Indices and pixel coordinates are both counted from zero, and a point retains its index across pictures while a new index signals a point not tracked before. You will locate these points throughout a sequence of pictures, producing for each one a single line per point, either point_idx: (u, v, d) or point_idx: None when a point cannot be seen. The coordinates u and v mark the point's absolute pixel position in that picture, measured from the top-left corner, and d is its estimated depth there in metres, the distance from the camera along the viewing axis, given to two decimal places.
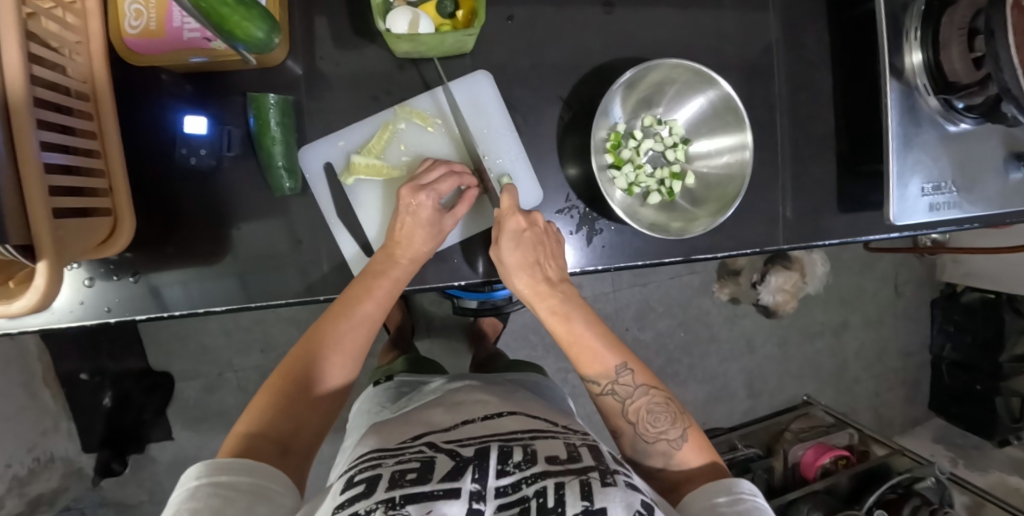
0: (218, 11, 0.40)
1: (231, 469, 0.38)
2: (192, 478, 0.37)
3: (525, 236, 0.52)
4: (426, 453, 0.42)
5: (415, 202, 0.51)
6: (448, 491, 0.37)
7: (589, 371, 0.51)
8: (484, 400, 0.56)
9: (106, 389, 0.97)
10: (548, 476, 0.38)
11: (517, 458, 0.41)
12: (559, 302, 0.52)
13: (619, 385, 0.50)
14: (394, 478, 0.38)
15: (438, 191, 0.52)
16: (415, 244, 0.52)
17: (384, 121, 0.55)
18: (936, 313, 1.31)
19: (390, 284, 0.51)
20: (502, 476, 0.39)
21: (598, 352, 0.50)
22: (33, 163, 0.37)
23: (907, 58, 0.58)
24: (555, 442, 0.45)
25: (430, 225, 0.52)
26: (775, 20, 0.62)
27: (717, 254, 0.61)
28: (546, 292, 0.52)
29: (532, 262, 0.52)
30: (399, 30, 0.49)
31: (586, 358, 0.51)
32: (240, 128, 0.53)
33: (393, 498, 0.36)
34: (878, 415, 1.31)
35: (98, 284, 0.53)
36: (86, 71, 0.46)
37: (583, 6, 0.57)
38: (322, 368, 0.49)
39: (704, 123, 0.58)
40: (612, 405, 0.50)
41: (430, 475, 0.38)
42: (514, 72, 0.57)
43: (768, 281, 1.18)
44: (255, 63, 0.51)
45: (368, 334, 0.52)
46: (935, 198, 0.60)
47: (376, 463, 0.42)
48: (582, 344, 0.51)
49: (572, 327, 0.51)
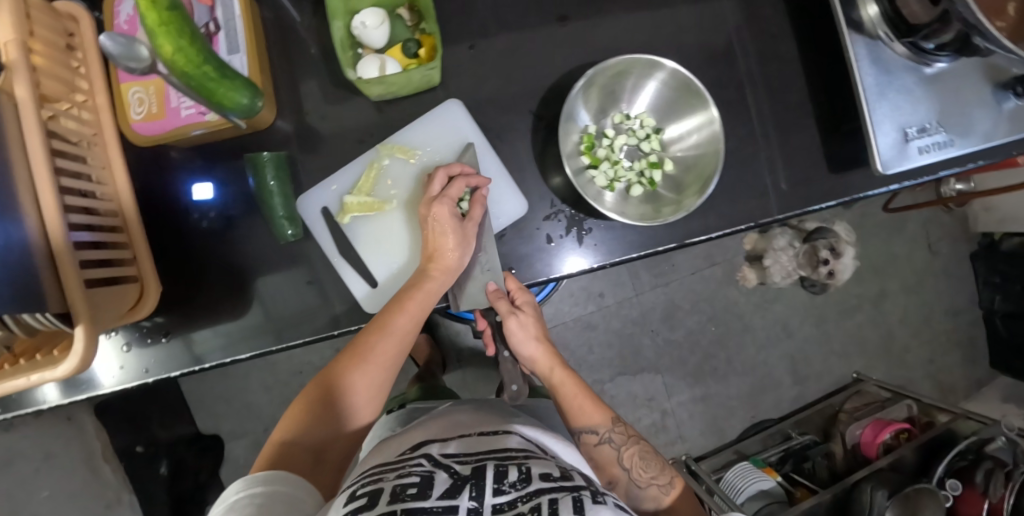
0: (206, 86, 0.46)
1: (265, 481, 0.41)
2: (232, 493, 0.40)
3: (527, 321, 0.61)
4: (426, 467, 0.44)
5: (433, 211, 0.55)
6: (447, 508, 0.37)
7: (584, 423, 0.59)
8: (480, 421, 0.58)
9: (161, 459, 1.02)
10: (543, 493, 0.39)
11: (514, 477, 0.42)
12: (562, 369, 0.61)
13: (613, 434, 0.58)
14: (395, 493, 0.39)
15: (450, 197, 0.55)
16: (446, 256, 0.55)
17: (370, 160, 0.59)
18: (978, 267, 1.23)
19: (421, 297, 0.55)
20: (499, 494, 0.40)
21: (591, 407, 0.59)
22: (60, 238, 0.42)
23: (864, 11, 0.59)
24: (548, 461, 0.47)
25: (456, 229, 0.55)
26: (729, 5, 0.64)
27: (712, 235, 0.62)
28: (551, 359, 0.62)
29: (539, 335, 0.62)
30: (370, 75, 0.53)
31: (581, 411, 0.59)
32: (241, 187, 0.58)
33: (394, 510, 0.36)
34: (940, 383, 1.22)
35: (135, 349, 0.57)
36: (103, 158, 0.52)
37: (538, 25, 0.61)
38: (354, 384, 0.54)
39: (670, 106, 0.60)
40: (607, 452, 0.57)
41: (430, 491, 0.39)
42: (485, 95, 0.60)
43: (846, 252, 1.05)
44: (246, 126, 0.55)
45: (393, 360, 0.56)
46: (922, 141, 0.60)
47: (378, 476, 0.43)
48: (578, 397, 0.60)
49: (570, 383, 0.61)
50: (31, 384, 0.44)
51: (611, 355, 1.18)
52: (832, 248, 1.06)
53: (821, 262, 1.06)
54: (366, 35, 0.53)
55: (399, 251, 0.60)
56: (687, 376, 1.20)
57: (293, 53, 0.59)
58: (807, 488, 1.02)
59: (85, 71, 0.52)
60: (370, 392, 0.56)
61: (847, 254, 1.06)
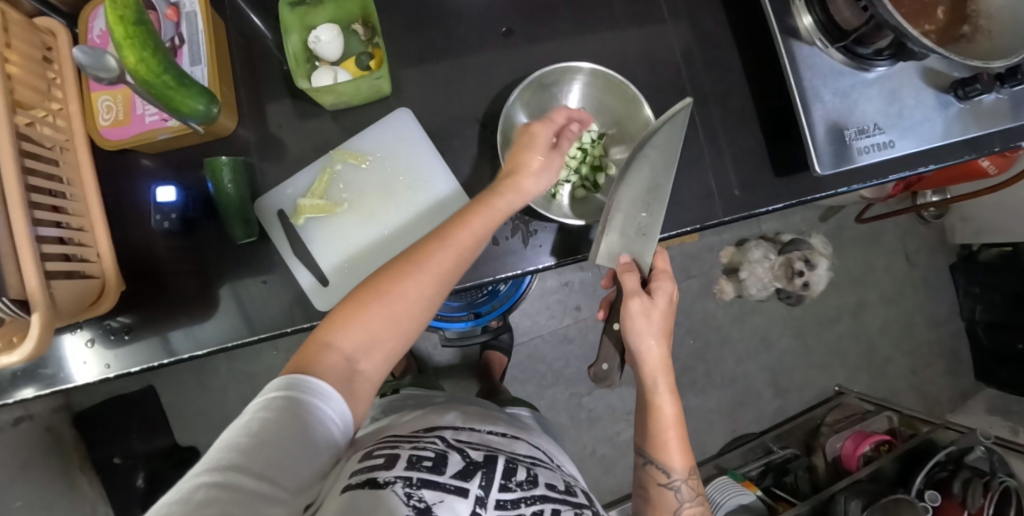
0: (165, 94, 0.49)
1: (305, 387, 0.40)
2: (269, 392, 0.39)
3: (655, 311, 0.53)
4: (441, 446, 0.46)
5: (557, 143, 0.58)
6: (457, 489, 0.41)
7: (665, 461, 0.54)
8: (488, 419, 0.60)
9: (138, 470, 1.05)
10: (545, 501, 0.43)
11: (520, 476, 0.45)
12: (668, 385, 0.53)
13: (683, 487, 0.54)
14: (411, 460, 0.42)
15: (555, 122, 0.58)
16: (526, 181, 0.54)
17: (323, 166, 0.62)
18: (958, 277, 1.22)
19: (488, 213, 0.52)
20: (505, 490, 0.43)
21: (678, 448, 0.54)
22: (23, 230, 0.45)
23: (799, 21, 0.63)
24: (550, 473, 0.50)
25: (545, 151, 0.56)
26: (670, 19, 0.67)
27: (656, 236, 0.64)
28: (665, 367, 0.53)
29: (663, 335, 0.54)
30: (322, 84, 0.56)
31: (664, 447, 0.54)
32: (202, 190, 0.61)
33: (411, 477, 0.39)
34: (924, 395, 1.20)
35: (98, 345, 0.59)
36: (74, 163, 0.55)
37: (487, 38, 0.64)
38: (380, 323, 0.47)
39: (608, 111, 0.63)
40: (667, 499, 0.54)
41: (444, 469, 0.42)
42: (437, 104, 0.63)
43: (820, 264, 1.04)
44: (208, 132, 0.58)
45: (416, 303, 0.49)
46: (857, 143, 0.62)
47: (392, 444, 0.45)
48: (668, 434, 0.54)
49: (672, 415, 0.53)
50: None
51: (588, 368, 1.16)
52: (806, 260, 1.05)
53: (797, 273, 1.04)
54: (320, 48, 0.56)
55: (359, 252, 0.62)
56: None
57: (256, 67, 0.63)
58: (787, 502, 1.00)
59: (60, 82, 0.56)
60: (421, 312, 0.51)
61: (821, 266, 1.04)
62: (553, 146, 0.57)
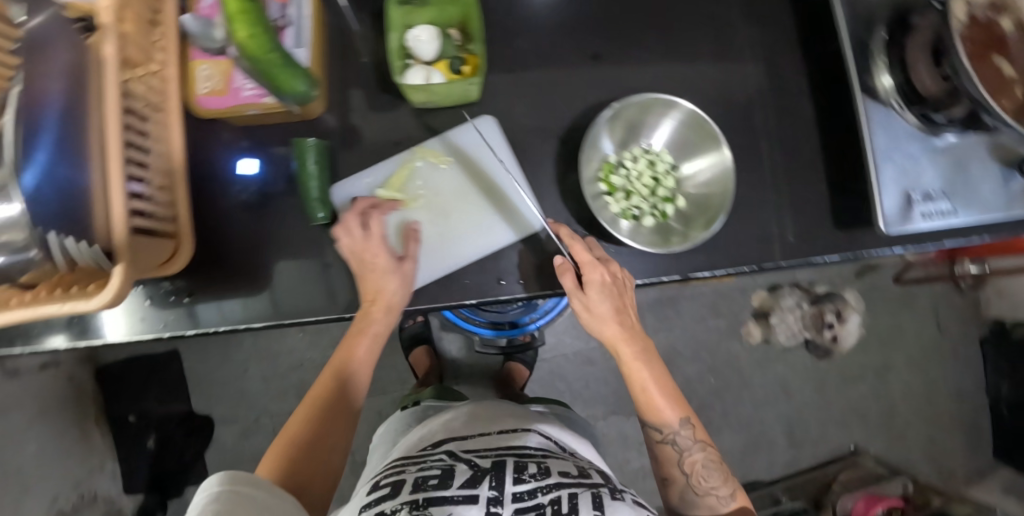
0: (268, 70, 0.51)
1: (245, 480, 0.44)
2: (213, 485, 0.42)
3: (608, 292, 0.58)
4: (446, 461, 0.52)
5: (364, 252, 0.58)
6: (467, 497, 0.44)
7: (653, 418, 0.59)
8: (500, 419, 0.65)
9: (150, 432, 1.09)
10: (561, 487, 0.46)
11: (532, 469, 0.49)
12: (636, 350, 0.60)
13: (680, 437, 0.58)
14: (417, 484, 0.47)
15: (376, 234, 0.58)
16: (387, 292, 0.58)
17: (404, 160, 0.63)
18: (988, 352, 1.21)
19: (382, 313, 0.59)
20: (519, 483, 0.46)
21: (661, 402, 0.59)
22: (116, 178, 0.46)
23: (878, 80, 0.63)
24: (565, 462, 0.53)
25: (388, 265, 0.58)
26: (754, 62, 0.68)
27: (716, 272, 0.64)
28: (625, 339, 0.60)
29: (617, 311, 0.58)
30: (416, 82, 0.57)
31: (651, 407, 0.59)
32: (282, 168, 0.63)
33: (416, 501, 0.43)
34: (939, 466, 1.19)
35: (156, 304, 0.60)
36: (165, 124, 0.56)
37: (574, 58, 0.65)
38: (345, 388, 0.63)
39: (687, 146, 0.64)
40: (670, 453, 0.58)
41: (450, 482, 0.47)
42: (517, 116, 0.64)
43: (850, 319, 1.13)
44: (299, 112, 0.60)
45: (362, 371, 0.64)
46: (925, 208, 0.62)
47: (400, 469, 0.52)
48: (650, 396, 0.59)
49: (642, 376, 0.59)
50: (64, 313, 0.47)
51: (606, 392, 1.17)
52: (837, 314, 1.14)
53: (827, 326, 1.14)
54: (418, 47, 0.57)
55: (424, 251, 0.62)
56: None
57: (347, 57, 0.65)
58: None
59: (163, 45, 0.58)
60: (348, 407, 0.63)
61: (852, 320, 1.14)
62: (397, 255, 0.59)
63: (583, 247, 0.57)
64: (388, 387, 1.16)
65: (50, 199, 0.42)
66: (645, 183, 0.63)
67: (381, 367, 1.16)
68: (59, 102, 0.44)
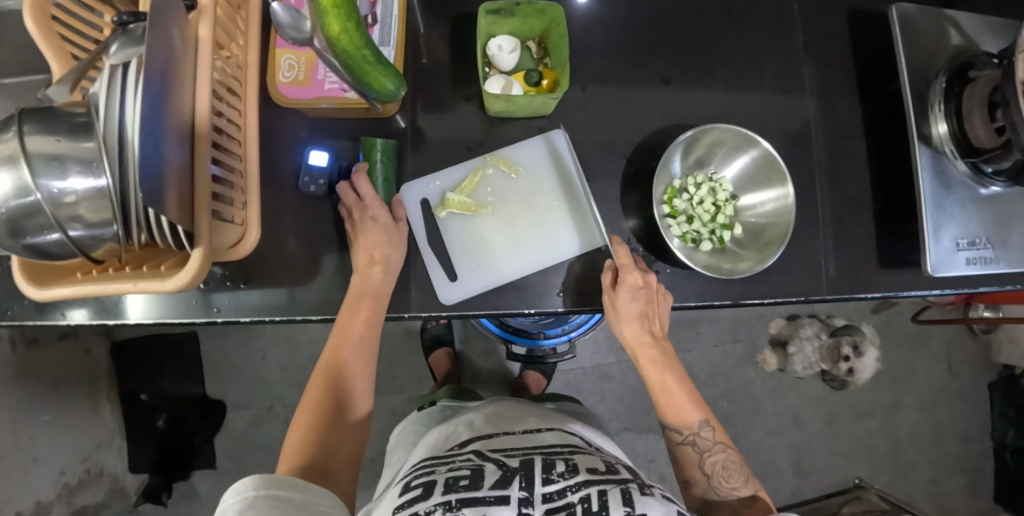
0: (361, 67, 0.52)
1: (284, 484, 0.43)
2: (248, 489, 0.41)
3: (641, 293, 0.58)
4: (474, 461, 0.51)
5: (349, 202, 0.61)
6: (499, 498, 0.44)
7: (672, 420, 0.57)
8: (523, 418, 0.65)
9: (162, 411, 1.06)
10: (590, 486, 0.45)
11: (561, 468, 0.49)
12: (658, 354, 0.60)
13: (700, 438, 0.56)
14: (449, 484, 0.47)
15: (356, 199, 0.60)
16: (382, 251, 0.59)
17: (476, 166, 0.65)
18: (995, 397, 1.24)
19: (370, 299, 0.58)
20: (548, 483, 0.46)
21: (683, 405, 0.57)
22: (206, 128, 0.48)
23: (933, 128, 0.64)
24: (592, 456, 0.53)
25: (389, 229, 0.60)
26: (812, 100, 0.70)
27: (766, 300, 0.65)
28: (648, 343, 0.60)
29: (642, 315, 0.59)
30: (495, 91, 0.59)
31: (672, 408, 0.57)
32: (352, 164, 0.64)
33: (450, 502, 0.44)
34: (939, 506, 1.21)
35: (212, 287, 0.62)
36: (241, 110, 0.57)
37: (644, 81, 0.67)
38: (350, 367, 0.58)
39: (751, 178, 0.65)
40: (689, 455, 0.56)
41: (481, 482, 0.47)
42: (584, 132, 0.66)
43: (867, 353, 1.08)
44: (379, 110, 0.61)
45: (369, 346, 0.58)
46: (970, 253, 0.64)
47: (430, 469, 0.51)
48: (670, 394, 0.58)
49: (664, 378, 0.59)
50: (136, 290, 0.48)
51: (621, 409, 1.18)
52: (855, 347, 1.09)
53: (843, 357, 1.09)
54: (499, 57, 0.59)
55: (489, 259, 0.64)
56: None
57: (422, 59, 0.66)
58: None
59: (246, 32, 0.58)
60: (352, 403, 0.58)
61: (870, 355, 1.08)
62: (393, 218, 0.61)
63: (626, 250, 0.60)
64: (405, 386, 1.16)
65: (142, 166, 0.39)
66: (706, 209, 0.63)
67: (400, 366, 1.16)
68: (159, 70, 0.42)
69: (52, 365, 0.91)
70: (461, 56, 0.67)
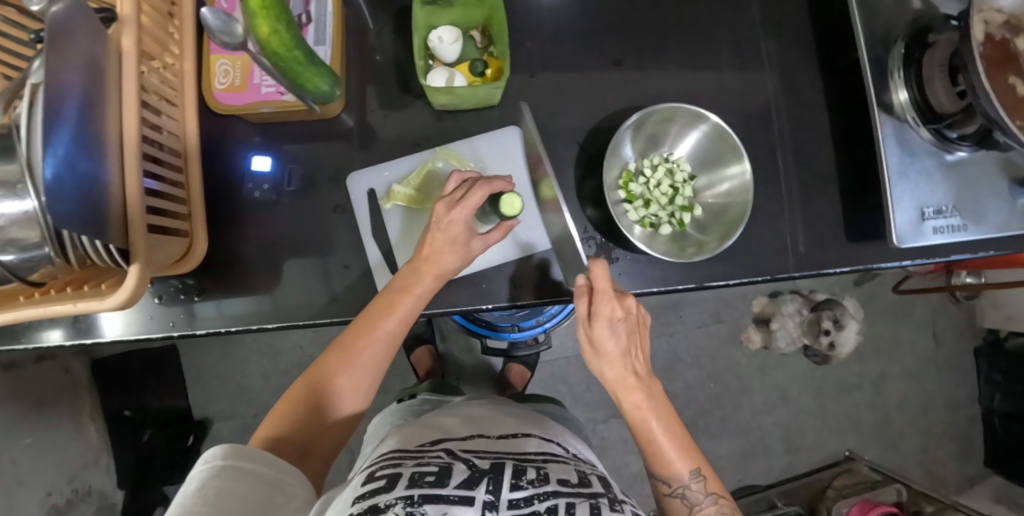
0: (293, 69, 0.51)
1: (252, 457, 0.42)
2: (214, 459, 0.40)
3: (619, 326, 0.49)
4: (444, 459, 0.47)
5: (450, 216, 0.55)
6: (463, 498, 0.41)
7: (660, 470, 0.50)
8: (500, 421, 0.62)
9: (146, 427, 1.06)
10: (558, 496, 0.42)
11: (531, 475, 0.45)
12: (645, 399, 0.49)
13: (690, 491, 0.49)
14: (414, 478, 0.43)
15: (470, 207, 0.55)
16: (443, 261, 0.56)
17: (425, 158, 0.64)
18: (981, 362, 1.24)
19: (413, 300, 0.55)
20: (516, 489, 0.43)
21: (672, 455, 0.49)
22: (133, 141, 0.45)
23: (893, 95, 0.62)
24: (566, 466, 0.50)
25: (458, 241, 0.56)
26: (771, 74, 0.68)
27: (729, 281, 0.64)
28: (633, 385, 0.50)
29: (625, 352, 0.49)
30: (438, 85, 0.59)
31: (661, 459, 0.50)
32: (300, 167, 0.63)
33: (412, 496, 0.40)
34: (930, 473, 1.21)
35: (166, 301, 0.61)
36: (180, 117, 0.56)
37: (594, 65, 0.66)
38: (363, 357, 0.54)
39: (707, 157, 0.65)
40: (678, 508, 0.49)
41: (448, 480, 0.43)
42: (537, 121, 0.65)
43: (849, 325, 1.09)
44: (319, 112, 0.61)
45: (394, 344, 0.56)
46: (938, 222, 0.62)
47: (396, 462, 0.47)
48: (658, 445, 0.49)
49: (648, 422, 0.49)
50: (76, 311, 0.46)
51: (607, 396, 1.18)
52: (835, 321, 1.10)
53: (824, 331, 1.09)
54: (441, 49, 0.58)
55: None
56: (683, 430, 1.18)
57: (367, 56, 0.65)
58: None
59: (178, 37, 0.57)
60: (341, 400, 0.54)
61: (850, 328, 1.09)
62: (472, 231, 0.57)
63: (605, 273, 0.49)
64: (390, 387, 1.16)
65: (73, 201, 0.38)
66: (663, 191, 0.64)
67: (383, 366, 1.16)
68: (78, 92, 0.40)
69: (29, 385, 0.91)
70: (405, 50, 0.65)
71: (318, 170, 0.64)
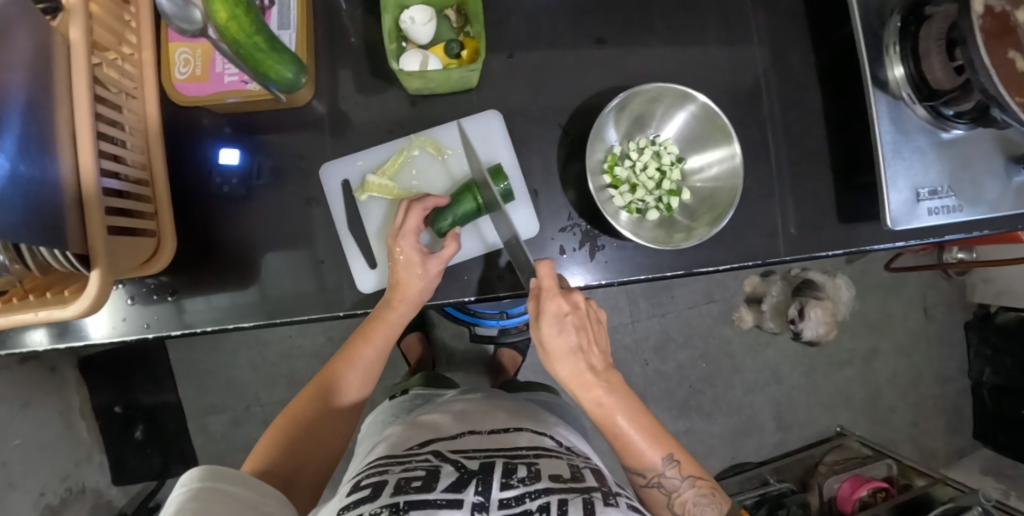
0: (255, 57, 0.48)
1: (228, 477, 0.40)
2: (193, 480, 0.38)
3: (568, 323, 0.48)
4: (432, 462, 0.47)
5: (397, 244, 0.55)
6: (450, 502, 0.40)
7: (634, 464, 0.50)
8: (491, 416, 0.61)
9: (137, 422, 1.08)
10: (551, 493, 0.42)
11: (521, 473, 0.45)
12: (605, 395, 0.48)
13: (666, 478, 0.50)
14: (399, 485, 0.42)
15: (410, 230, 0.55)
16: (409, 289, 0.55)
17: (401, 146, 0.61)
18: (971, 336, 1.24)
19: (385, 327, 0.57)
20: (506, 488, 0.42)
21: (643, 447, 0.49)
22: (87, 137, 0.43)
23: (889, 71, 0.60)
24: (558, 461, 0.49)
25: (417, 267, 0.55)
26: (761, 47, 0.66)
27: (719, 267, 0.63)
28: (592, 382, 0.48)
29: (578, 348, 0.48)
30: (411, 69, 0.56)
31: (632, 453, 0.50)
32: (269, 159, 0.61)
33: (397, 503, 0.39)
34: (920, 446, 1.22)
35: (139, 303, 0.59)
36: (140, 111, 0.53)
37: (577, 45, 0.63)
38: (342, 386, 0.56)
39: (696, 139, 0.63)
40: (658, 497, 0.51)
41: (435, 485, 0.42)
42: (517, 104, 0.62)
43: (810, 315, 1.10)
44: (285, 101, 0.58)
45: (374, 371, 0.58)
46: (933, 203, 0.60)
47: (383, 469, 0.47)
48: (627, 440, 0.49)
49: (612, 421, 0.49)
50: (39, 320, 0.44)
51: None
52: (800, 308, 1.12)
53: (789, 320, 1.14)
54: (413, 30, 0.55)
55: None
56: (675, 410, 1.19)
57: (337, 39, 0.62)
58: None
59: (135, 25, 0.53)
60: (326, 431, 0.54)
61: (812, 316, 1.10)
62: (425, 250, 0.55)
63: (549, 268, 0.49)
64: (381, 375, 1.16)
65: (17, 208, 0.36)
66: (649, 175, 0.62)
67: None
68: (19, 92, 0.37)
69: (17, 383, 0.87)
70: (377, 32, 0.62)
71: (290, 162, 0.61)
